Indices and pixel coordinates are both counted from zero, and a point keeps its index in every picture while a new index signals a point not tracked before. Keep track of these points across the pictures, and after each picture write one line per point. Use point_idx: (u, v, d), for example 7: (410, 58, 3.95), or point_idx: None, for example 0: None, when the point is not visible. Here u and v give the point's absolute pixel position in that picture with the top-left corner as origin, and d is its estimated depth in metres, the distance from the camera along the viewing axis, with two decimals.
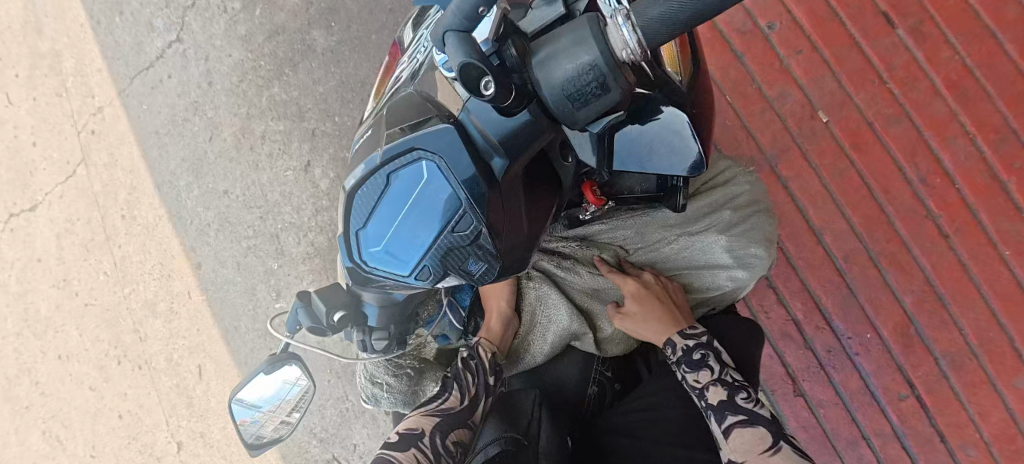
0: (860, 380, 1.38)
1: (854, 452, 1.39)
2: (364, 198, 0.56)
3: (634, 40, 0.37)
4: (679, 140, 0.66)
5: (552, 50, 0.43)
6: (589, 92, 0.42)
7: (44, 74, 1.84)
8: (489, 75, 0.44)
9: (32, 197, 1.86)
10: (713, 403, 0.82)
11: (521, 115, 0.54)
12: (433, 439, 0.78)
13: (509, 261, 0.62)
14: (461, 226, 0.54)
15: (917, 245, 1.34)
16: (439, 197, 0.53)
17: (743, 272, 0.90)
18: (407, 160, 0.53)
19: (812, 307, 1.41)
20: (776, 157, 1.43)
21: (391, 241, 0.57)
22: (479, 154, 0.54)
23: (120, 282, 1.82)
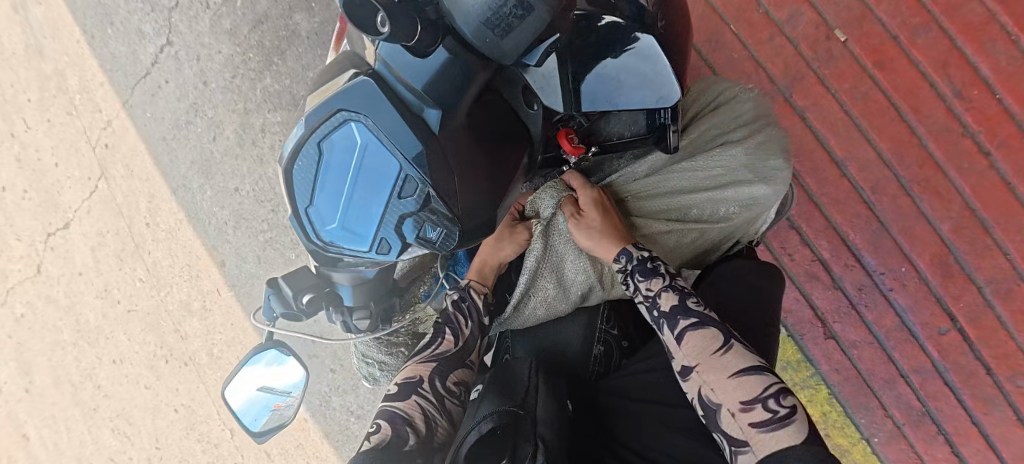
0: (896, 317, 1.29)
1: (892, 391, 1.33)
2: (300, 170, 0.43)
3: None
4: (653, 66, 0.48)
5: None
6: (509, 14, 0.33)
7: (54, 95, 1.89)
8: (382, 11, 0.35)
9: (64, 215, 1.95)
10: (666, 310, 0.69)
11: (440, 52, 0.41)
12: (432, 384, 0.73)
13: (473, 225, 0.47)
14: (407, 192, 0.42)
15: (954, 166, 1.18)
16: (384, 158, 0.41)
17: (763, 188, 0.76)
18: (334, 123, 0.41)
19: (839, 245, 1.28)
20: (790, 86, 1.23)
21: (344, 217, 0.44)
22: (407, 109, 0.42)
23: (155, 286, 1.90)
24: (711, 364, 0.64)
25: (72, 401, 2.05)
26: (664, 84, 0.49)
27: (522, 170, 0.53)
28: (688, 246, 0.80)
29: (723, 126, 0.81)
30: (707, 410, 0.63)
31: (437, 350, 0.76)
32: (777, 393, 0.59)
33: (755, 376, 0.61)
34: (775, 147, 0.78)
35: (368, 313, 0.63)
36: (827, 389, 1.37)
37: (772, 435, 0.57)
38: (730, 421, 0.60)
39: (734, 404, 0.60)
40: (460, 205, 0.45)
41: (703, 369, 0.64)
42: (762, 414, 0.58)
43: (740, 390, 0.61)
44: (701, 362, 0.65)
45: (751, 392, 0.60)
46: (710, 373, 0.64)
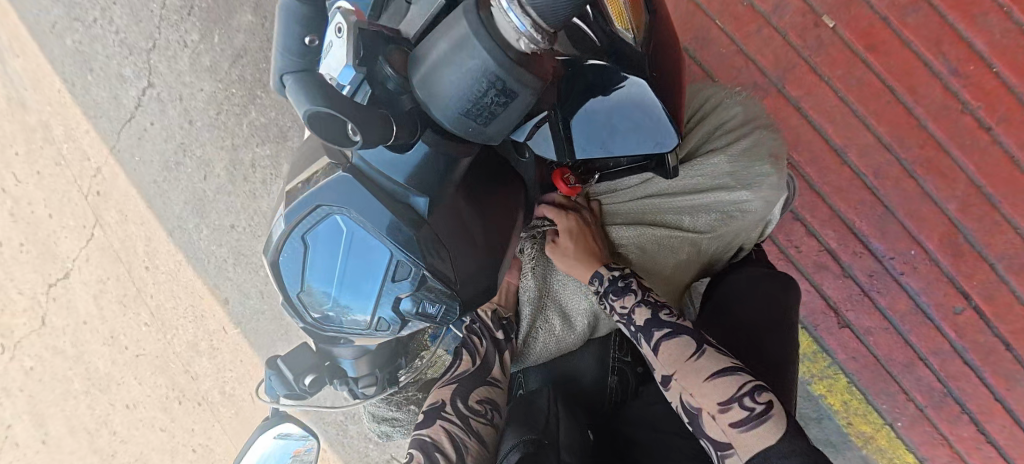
0: (909, 300, 1.26)
1: (912, 375, 1.31)
2: (288, 262, 0.42)
3: (529, 23, 0.23)
4: (648, 114, 0.45)
5: (433, 53, 0.27)
6: (492, 103, 0.27)
7: (40, 147, 1.85)
8: (352, 123, 0.28)
9: (63, 266, 1.92)
10: (641, 325, 0.68)
11: (420, 145, 0.38)
12: (454, 406, 0.71)
13: (473, 293, 0.46)
14: (401, 275, 0.41)
15: (956, 144, 1.16)
16: (373, 246, 0.40)
17: (747, 194, 0.74)
18: (316, 218, 0.40)
19: (846, 234, 1.25)
20: (783, 77, 1.20)
21: (339, 300, 0.44)
22: (390, 199, 0.39)
23: (161, 329, 1.89)
24: (687, 370, 0.63)
25: (90, 449, 2.01)
26: (660, 127, 0.47)
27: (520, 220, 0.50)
28: (677, 258, 0.76)
29: (708, 133, 0.79)
30: (690, 417, 0.62)
31: (456, 371, 0.77)
32: (751, 390, 0.58)
33: (731, 375, 0.60)
34: (762, 150, 0.76)
35: (374, 380, 0.62)
36: (845, 378, 1.35)
37: (754, 433, 0.56)
38: (711, 425, 0.60)
39: (714, 407, 0.59)
40: (458, 281, 0.43)
41: (680, 377, 0.63)
42: (740, 413, 0.58)
43: (716, 392, 0.60)
44: (677, 370, 0.64)
45: (726, 392, 0.59)
46: (688, 378, 0.63)
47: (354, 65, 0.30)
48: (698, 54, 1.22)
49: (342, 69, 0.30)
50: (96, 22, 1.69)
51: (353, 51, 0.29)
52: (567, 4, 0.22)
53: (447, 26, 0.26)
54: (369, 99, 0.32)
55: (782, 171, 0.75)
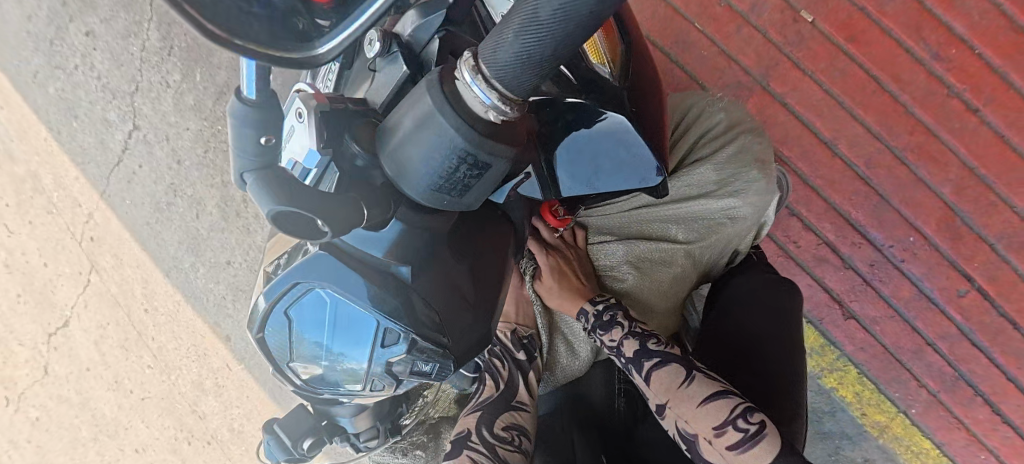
0: (912, 286, 1.26)
1: (922, 361, 1.30)
2: (274, 336, 0.43)
3: (494, 97, 0.23)
4: (631, 153, 0.46)
5: (403, 127, 0.27)
6: (465, 177, 0.27)
7: (30, 197, 1.80)
8: (320, 218, 0.27)
9: (61, 314, 1.84)
10: (631, 356, 0.67)
11: (394, 222, 0.38)
12: (480, 434, 0.65)
13: (466, 347, 0.45)
14: (390, 341, 0.41)
15: (945, 128, 1.15)
16: (359, 315, 0.40)
17: (735, 202, 0.73)
18: (295, 294, 0.40)
19: (843, 226, 1.24)
20: (766, 75, 1.19)
21: (333, 366, 0.44)
22: (371, 269, 0.39)
23: (165, 370, 1.85)
24: (678, 397, 0.61)
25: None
26: (644, 165, 0.47)
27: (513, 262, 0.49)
28: (672, 271, 0.75)
29: (693, 142, 0.78)
30: (688, 444, 0.61)
31: (479, 397, 0.70)
32: (744, 410, 0.58)
33: (724, 397, 0.59)
34: (747, 157, 0.76)
35: (375, 433, 0.61)
36: (855, 369, 1.34)
37: (750, 454, 0.55)
38: (710, 452, 0.58)
39: (708, 431, 0.58)
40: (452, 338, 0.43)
41: (673, 404, 0.62)
42: (734, 435, 0.57)
43: (710, 416, 0.59)
44: (669, 397, 0.62)
45: (720, 416, 0.58)
46: (680, 405, 0.61)
47: (321, 148, 0.31)
48: (680, 58, 1.22)
49: (309, 151, 0.31)
50: (76, 68, 1.67)
51: (320, 135, 0.31)
52: (532, 75, 0.22)
53: (412, 103, 0.26)
54: (338, 180, 0.33)
55: (770, 175, 0.76)
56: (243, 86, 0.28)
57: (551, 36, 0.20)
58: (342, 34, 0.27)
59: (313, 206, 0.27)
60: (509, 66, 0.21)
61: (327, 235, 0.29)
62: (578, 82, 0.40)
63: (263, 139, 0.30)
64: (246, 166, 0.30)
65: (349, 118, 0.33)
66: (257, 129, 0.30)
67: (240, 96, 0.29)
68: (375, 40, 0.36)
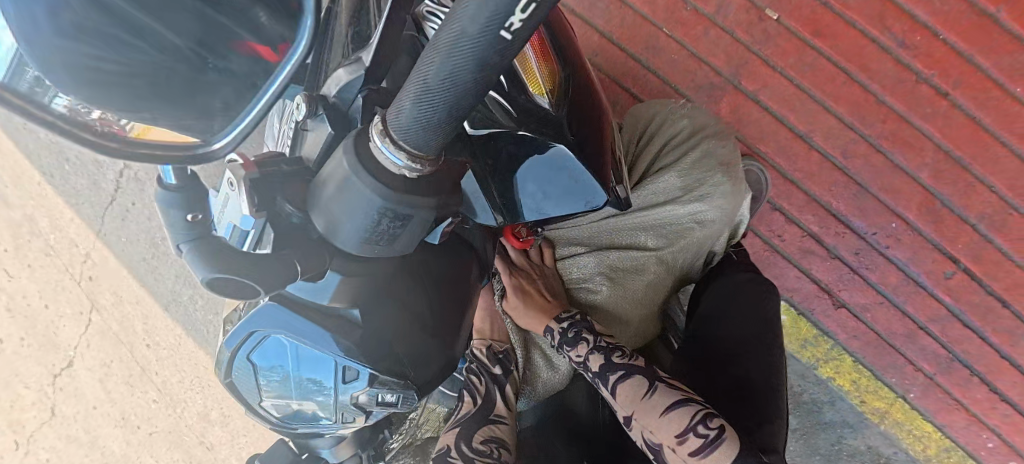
0: (899, 272, 1.26)
1: (915, 345, 1.31)
2: (246, 377, 0.50)
3: (402, 156, 0.29)
4: (575, 180, 0.52)
5: (329, 192, 0.33)
6: (388, 228, 0.33)
7: (27, 240, 1.81)
8: (250, 278, 0.35)
9: (65, 355, 1.83)
10: (597, 371, 0.71)
11: (332, 275, 0.43)
12: (460, 449, 0.66)
13: (428, 374, 0.50)
14: (351, 376, 0.47)
15: (917, 113, 1.17)
16: (314, 355, 0.47)
17: (702, 206, 0.80)
18: (257, 341, 0.47)
19: (825, 217, 1.26)
20: (736, 74, 1.22)
21: (302, 401, 0.51)
22: (324, 316, 0.44)
23: (170, 404, 1.83)
24: (643, 409, 0.66)
25: None
26: (589, 186, 0.53)
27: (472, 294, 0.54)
28: (644, 278, 0.81)
29: (658, 152, 0.86)
30: (654, 452, 0.66)
31: (461, 413, 0.72)
32: (703, 418, 0.62)
33: (682, 407, 0.64)
34: (711, 161, 0.84)
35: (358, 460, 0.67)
36: (850, 358, 1.35)
37: (710, 458, 0.60)
38: (674, 459, 0.63)
39: (671, 440, 0.63)
40: (411, 369, 0.48)
41: (638, 416, 0.67)
42: (695, 441, 0.61)
43: (672, 426, 0.64)
44: (634, 409, 0.67)
45: (681, 424, 0.63)
46: (645, 416, 0.66)
47: (256, 211, 0.34)
48: (651, 63, 1.27)
49: (242, 216, 0.34)
50: None
51: (252, 200, 0.34)
52: (433, 134, 0.28)
53: (333, 171, 0.32)
54: (274, 238, 0.36)
55: (734, 176, 0.84)
56: (162, 176, 0.36)
57: (442, 100, 0.26)
58: (233, 128, 0.35)
59: (251, 274, 0.35)
60: (414, 126, 0.28)
61: (264, 294, 0.37)
62: (517, 114, 0.48)
63: (190, 216, 0.36)
64: (182, 241, 0.36)
65: (278, 177, 0.37)
66: (184, 208, 0.36)
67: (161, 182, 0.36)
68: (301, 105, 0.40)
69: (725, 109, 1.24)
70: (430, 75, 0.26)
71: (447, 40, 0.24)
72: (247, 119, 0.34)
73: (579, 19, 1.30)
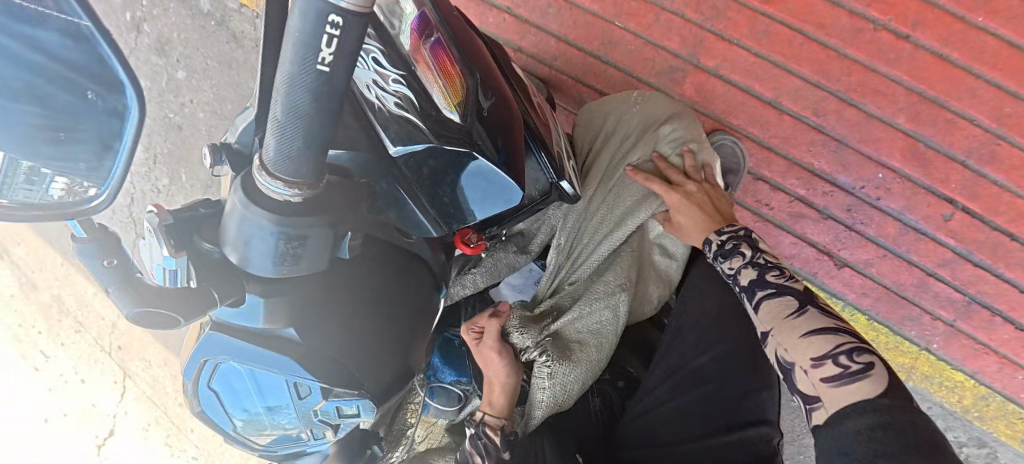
0: (896, 222, 1.23)
1: (928, 293, 1.26)
2: (211, 406, 0.54)
3: (283, 186, 0.35)
4: (498, 180, 0.58)
5: (234, 223, 0.39)
6: (292, 247, 0.40)
7: (58, 319, 1.81)
8: (169, 311, 0.40)
9: (107, 420, 1.75)
10: (745, 285, 0.74)
11: (252, 297, 0.47)
12: None
13: (387, 384, 0.55)
14: (306, 392, 0.51)
15: (881, 61, 1.15)
16: (266, 377, 0.50)
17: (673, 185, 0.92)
18: (212, 369, 0.51)
19: (810, 178, 1.25)
20: (694, 54, 1.25)
21: (271, 422, 0.55)
22: (266, 338, 0.49)
23: (211, 458, 1.72)
24: (783, 327, 0.66)
25: None
26: (507, 186, 0.59)
27: (424, 302, 0.59)
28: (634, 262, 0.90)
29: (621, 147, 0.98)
30: (786, 371, 0.65)
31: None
32: (849, 349, 0.59)
33: (824, 336, 0.62)
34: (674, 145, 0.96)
35: None
36: (864, 316, 1.31)
37: (847, 387, 0.57)
38: (805, 380, 0.61)
39: (807, 363, 0.61)
40: (366, 380, 0.53)
41: (776, 332, 0.66)
42: (834, 368, 0.59)
43: (809, 349, 0.62)
44: (774, 327, 0.67)
45: (820, 349, 0.61)
46: (783, 334, 0.65)
47: (174, 251, 0.41)
48: (613, 57, 1.30)
49: (165, 256, 0.41)
50: None
51: (170, 242, 0.41)
52: (291, 164, 0.34)
53: (232, 205, 0.39)
54: (197, 272, 0.42)
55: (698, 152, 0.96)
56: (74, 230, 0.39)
57: (293, 130, 0.32)
58: (109, 183, 0.43)
59: (169, 307, 0.40)
60: (278, 159, 0.33)
61: (187, 323, 0.43)
62: (431, 129, 0.55)
63: (106, 262, 0.39)
64: (107, 286, 0.40)
65: (191, 221, 0.43)
66: (98, 255, 0.39)
67: (74, 239, 0.39)
68: (205, 154, 0.47)
69: (690, 90, 1.27)
70: (276, 113, 0.31)
71: (282, 81, 0.30)
72: (114, 179, 0.43)
73: (534, 28, 1.34)
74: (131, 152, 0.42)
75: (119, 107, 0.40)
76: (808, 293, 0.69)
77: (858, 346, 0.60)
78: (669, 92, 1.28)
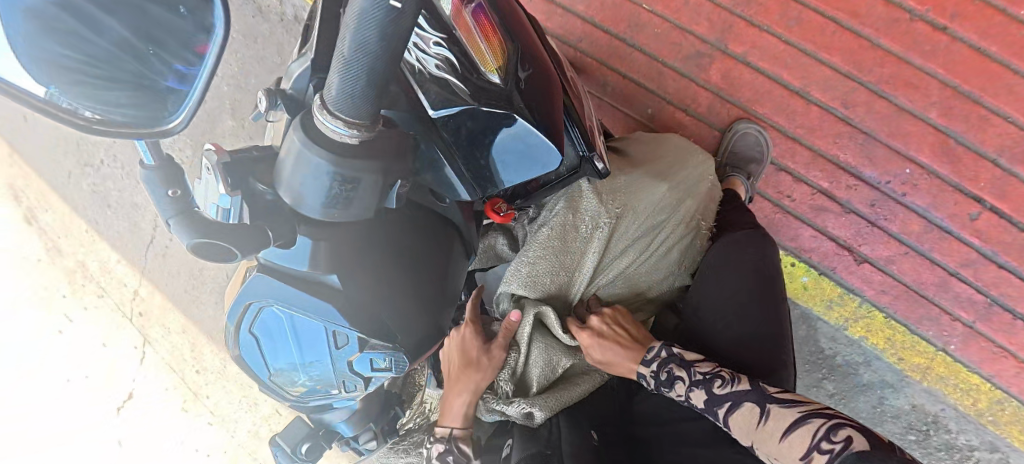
0: (921, 219, 1.21)
1: (949, 293, 1.24)
2: (250, 352, 0.57)
3: (342, 126, 0.36)
4: (531, 142, 0.61)
5: (288, 162, 0.41)
6: (341, 188, 0.41)
7: (82, 284, 1.83)
8: (229, 244, 0.43)
9: (125, 386, 1.78)
10: (703, 407, 0.74)
11: (302, 239, 0.50)
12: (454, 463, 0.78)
13: (418, 339, 0.58)
14: (344, 341, 0.54)
15: (916, 52, 1.13)
16: (307, 323, 0.53)
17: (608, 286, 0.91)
18: (254, 315, 0.53)
19: (834, 171, 1.23)
20: (722, 39, 1.23)
21: (305, 373, 0.58)
22: (313, 283, 0.51)
23: (224, 425, 1.76)
24: (760, 438, 0.63)
25: None
26: (547, 151, 0.63)
27: (454, 261, 0.62)
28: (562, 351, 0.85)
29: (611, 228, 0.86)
30: None
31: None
32: (827, 432, 0.56)
33: (799, 429, 0.59)
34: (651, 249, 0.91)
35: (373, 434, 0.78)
36: (881, 313, 1.29)
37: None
38: None
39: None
40: (399, 333, 0.55)
41: (759, 445, 0.64)
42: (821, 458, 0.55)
43: (793, 450, 0.59)
44: (754, 440, 0.65)
45: (803, 446, 0.58)
46: (765, 445, 0.62)
47: (230, 190, 0.43)
48: (639, 40, 1.28)
49: (221, 195, 0.43)
50: (103, 162, 1.80)
51: (228, 181, 0.43)
52: (350, 102, 0.34)
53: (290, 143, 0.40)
54: (250, 212, 0.45)
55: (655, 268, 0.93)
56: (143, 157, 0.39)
57: (358, 71, 0.32)
58: (182, 107, 0.40)
59: (228, 240, 0.43)
60: (340, 98, 0.33)
61: (239, 257, 0.45)
62: (471, 91, 0.57)
63: (169, 192, 0.41)
64: (168, 216, 0.42)
65: (248, 163, 0.46)
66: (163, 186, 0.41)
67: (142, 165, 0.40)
68: (263, 98, 0.49)
69: (717, 76, 1.25)
70: (344, 49, 0.31)
71: (351, 18, 0.30)
72: (189, 101, 0.40)
73: (560, 8, 1.33)
74: (207, 79, 0.40)
75: (206, 24, 0.39)
76: (757, 390, 0.68)
77: (835, 423, 0.57)
78: (695, 78, 1.27)
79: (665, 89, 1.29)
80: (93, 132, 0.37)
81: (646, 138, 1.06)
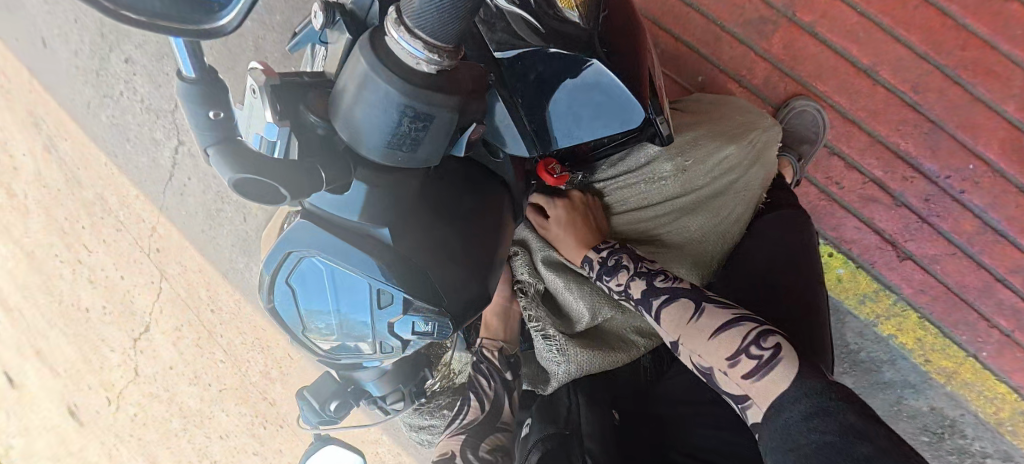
0: (975, 219, 1.14)
1: (991, 299, 1.18)
2: (285, 303, 0.55)
3: (421, 49, 0.33)
4: (604, 95, 0.58)
5: (350, 87, 0.38)
6: (412, 127, 0.39)
7: (100, 217, 1.81)
8: (275, 182, 0.37)
9: (141, 321, 1.81)
10: (637, 297, 0.74)
11: (357, 185, 0.47)
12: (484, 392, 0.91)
13: (464, 306, 0.55)
14: (386, 302, 0.52)
15: (1004, 37, 1.05)
16: (348, 277, 0.50)
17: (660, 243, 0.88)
18: (293, 264, 0.51)
19: (891, 160, 1.16)
20: (789, 5, 1.14)
21: (340, 328, 0.56)
22: (361, 237, 0.49)
23: (235, 365, 1.78)
24: (689, 333, 0.67)
25: None
26: (621, 101, 0.59)
27: (507, 216, 0.60)
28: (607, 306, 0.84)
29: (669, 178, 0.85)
30: (706, 375, 0.65)
31: (466, 420, 0.91)
32: (756, 338, 0.61)
33: (731, 331, 0.63)
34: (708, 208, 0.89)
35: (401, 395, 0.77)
36: (916, 313, 1.23)
37: (765, 381, 0.57)
38: (727, 381, 0.62)
39: (722, 364, 0.62)
40: (445, 297, 0.53)
41: (685, 340, 0.67)
42: (749, 363, 0.60)
43: (721, 348, 0.63)
44: (681, 334, 0.68)
45: (732, 346, 0.62)
46: (692, 341, 0.66)
47: (278, 119, 0.39)
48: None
49: (267, 125, 0.39)
50: (122, 94, 1.73)
51: (274, 107, 0.39)
52: (431, 16, 0.30)
53: (353, 71, 0.37)
54: (299, 148, 0.41)
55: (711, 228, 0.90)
56: (182, 66, 0.35)
57: None
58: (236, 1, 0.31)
59: (272, 175, 0.36)
60: (426, 11, 0.30)
61: (287, 200, 0.39)
62: (542, 32, 0.51)
63: (211, 114, 0.36)
64: (209, 142, 0.37)
65: (296, 94, 0.43)
66: (204, 106, 0.36)
67: (181, 78, 0.35)
68: (319, 13, 0.45)
69: (778, 46, 1.17)
70: None
71: None
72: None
73: None
74: None
75: None
76: (695, 290, 0.71)
77: (765, 330, 0.61)
78: (754, 45, 1.18)
79: (720, 56, 1.20)
80: (121, 19, 0.27)
81: (710, 98, 1.07)
